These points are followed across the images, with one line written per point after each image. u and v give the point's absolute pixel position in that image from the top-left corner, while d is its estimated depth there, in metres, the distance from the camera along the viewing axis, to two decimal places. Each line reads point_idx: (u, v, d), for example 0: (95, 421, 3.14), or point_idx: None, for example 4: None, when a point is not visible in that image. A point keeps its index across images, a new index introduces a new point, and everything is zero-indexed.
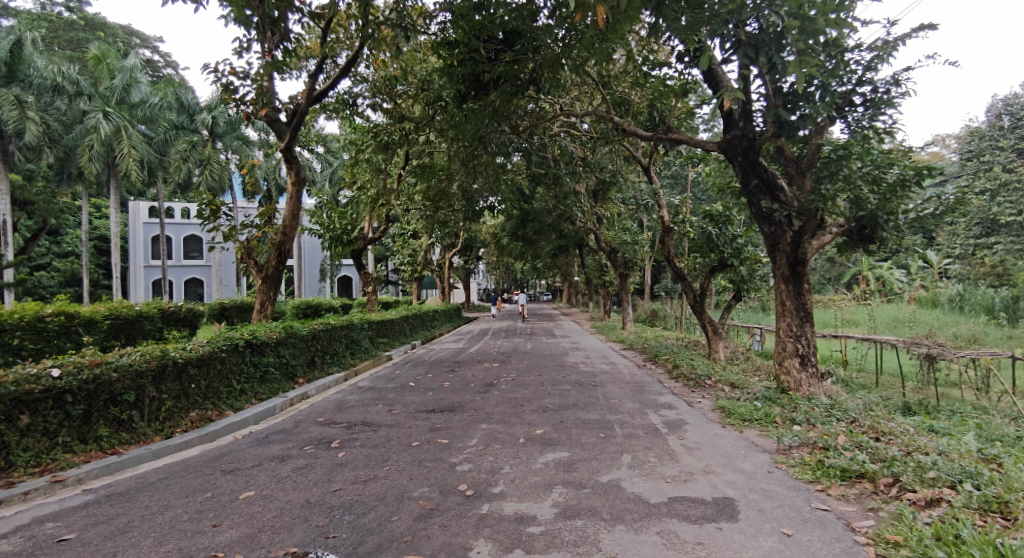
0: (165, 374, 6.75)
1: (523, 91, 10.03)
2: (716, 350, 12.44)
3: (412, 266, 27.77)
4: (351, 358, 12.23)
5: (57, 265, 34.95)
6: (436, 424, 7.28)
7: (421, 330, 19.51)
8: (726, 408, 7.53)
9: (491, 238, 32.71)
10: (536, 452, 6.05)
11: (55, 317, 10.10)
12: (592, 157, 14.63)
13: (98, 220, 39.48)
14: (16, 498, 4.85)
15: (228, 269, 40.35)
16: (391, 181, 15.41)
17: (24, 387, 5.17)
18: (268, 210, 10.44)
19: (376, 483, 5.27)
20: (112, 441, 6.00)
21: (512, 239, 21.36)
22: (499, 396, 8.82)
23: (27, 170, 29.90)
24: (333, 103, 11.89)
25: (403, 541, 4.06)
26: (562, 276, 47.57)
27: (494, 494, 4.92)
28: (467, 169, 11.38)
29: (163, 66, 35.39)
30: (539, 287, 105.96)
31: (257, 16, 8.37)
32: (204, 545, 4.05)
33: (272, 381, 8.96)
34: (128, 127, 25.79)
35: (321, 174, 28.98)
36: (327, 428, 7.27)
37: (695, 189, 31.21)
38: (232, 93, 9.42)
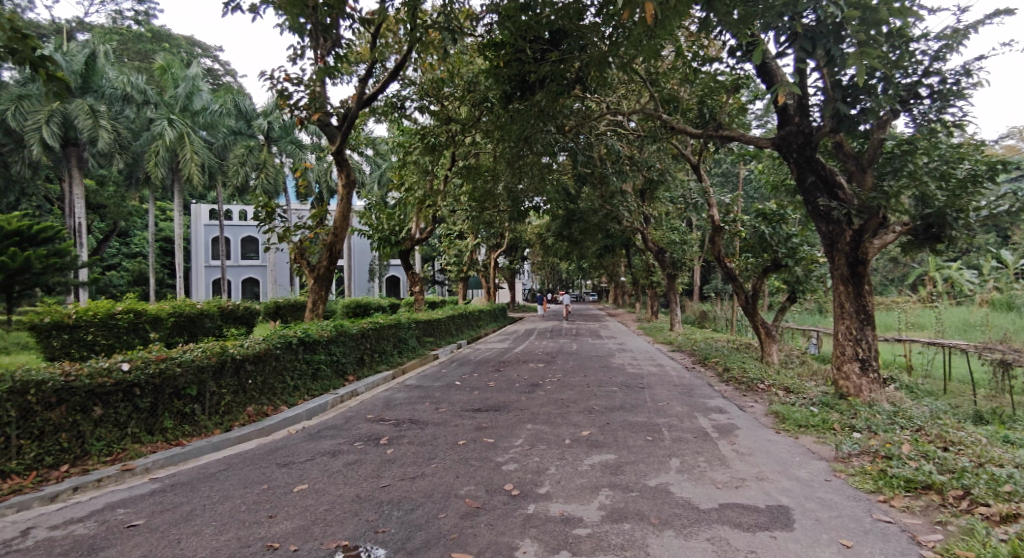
0: (224, 370, 7.06)
1: (569, 90, 10.00)
2: (769, 352, 12.06)
3: (458, 266, 28.13)
4: (399, 357, 12.45)
5: (126, 265, 37.05)
6: (482, 423, 7.34)
7: (467, 330, 19.69)
8: (780, 413, 7.29)
9: (536, 238, 32.79)
10: (582, 453, 6.02)
11: (126, 313, 10.74)
12: (639, 156, 14.46)
13: (163, 223, 41.68)
14: (91, 484, 5.14)
15: (282, 268, 41.85)
16: (438, 182, 15.62)
17: (98, 380, 5.50)
18: (320, 211, 10.72)
19: (423, 480, 5.35)
20: (176, 433, 6.32)
21: (557, 239, 21.37)
22: (545, 396, 8.81)
23: (100, 176, 31.88)
24: (382, 106, 12.13)
25: (450, 539, 4.10)
26: (609, 276, 47.18)
27: (540, 495, 4.93)
28: (512, 170, 11.41)
29: (223, 75, 37.04)
30: (585, 287, 105.09)
31: (310, 23, 8.63)
32: (261, 535, 4.20)
33: (323, 378, 9.20)
34: (191, 133, 27.18)
35: (370, 176, 29.65)
36: (376, 425, 7.42)
37: (747, 187, 30.39)
38: (287, 99, 9.73)
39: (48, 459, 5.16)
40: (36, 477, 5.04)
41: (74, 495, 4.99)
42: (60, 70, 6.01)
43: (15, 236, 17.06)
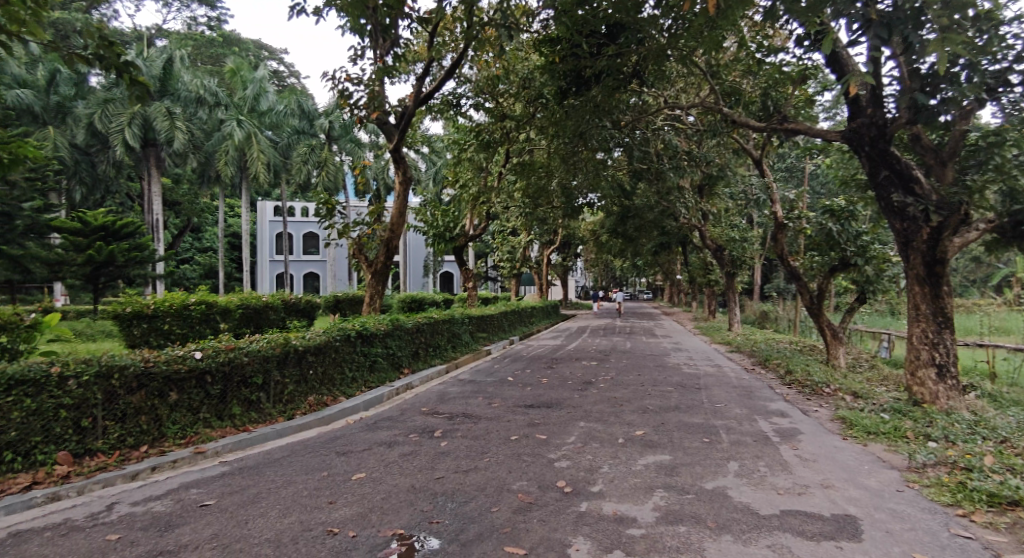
0: (287, 360, 7.38)
1: (626, 85, 9.87)
2: (835, 355, 11.53)
3: (511, 262, 28.34)
4: (452, 351, 12.63)
5: (198, 260, 39.15)
6: (534, 419, 7.36)
7: (520, 326, 19.83)
8: (847, 419, 6.96)
9: (590, 234, 32.65)
10: (636, 453, 5.95)
11: (199, 305, 11.33)
12: (698, 151, 14.14)
13: (232, 219, 43.81)
14: (167, 464, 5.46)
15: (341, 263, 43.23)
16: (492, 178, 15.73)
17: (174, 367, 5.86)
18: (378, 208, 11.00)
19: (476, 473, 5.41)
20: (244, 419, 6.65)
21: (612, 236, 21.19)
22: (598, 394, 8.75)
23: (175, 174, 33.84)
24: (438, 104, 12.33)
25: (503, 532, 4.13)
26: (665, 275, 46.38)
27: (593, 493, 4.90)
28: (567, 166, 11.36)
29: (288, 76, 38.57)
30: (638, 284, 103.36)
31: (370, 24, 8.83)
32: (321, 520, 4.35)
33: (380, 370, 9.44)
34: (258, 133, 28.41)
35: (425, 174, 30.19)
36: (431, 418, 7.57)
37: (814, 182, 29.17)
38: (347, 99, 10.02)
39: (129, 440, 5.51)
40: (120, 456, 5.38)
41: (153, 474, 5.30)
42: (140, 74, 6.37)
43: (101, 230, 18.24)
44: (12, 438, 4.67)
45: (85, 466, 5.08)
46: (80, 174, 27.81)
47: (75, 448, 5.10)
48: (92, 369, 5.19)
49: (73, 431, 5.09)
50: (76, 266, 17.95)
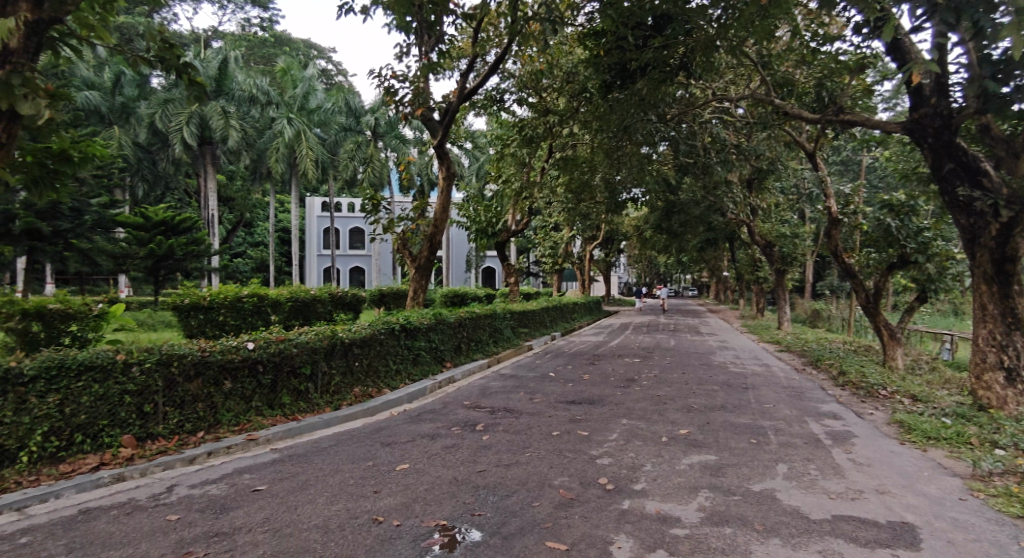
0: (334, 352, 7.57)
1: (673, 77, 9.70)
2: (893, 356, 11.05)
3: (553, 257, 28.31)
4: (494, 346, 12.68)
5: (250, 254, 40.61)
6: (576, 416, 7.33)
7: (562, 321, 19.79)
8: (905, 423, 6.67)
9: (633, 230, 32.30)
10: (680, 452, 5.85)
11: (251, 297, 11.77)
12: (747, 144, 13.77)
13: (282, 215, 45.23)
14: (222, 450, 5.69)
15: (386, 258, 44.04)
16: (535, 174, 15.70)
17: (228, 356, 6.09)
18: (422, 203, 11.14)
19: (518, 468, 5.44)
20: (293, 408, 6.86)
21: (657, 231, 20.89)
22: (641, 391, 8.65)
23: (229, 171, 35.13)
24: (482, 100, 12.40)
25: (545, 527, 4.14)
26: (711, 272, 45.43)
27: (635, 491, 4.85)
28: (610, 160, 11.23)
29: (336, 74, 39.47)
30: (682, 281, 101.50)
31: (416, 21, 8.92)
32: (367, 508, 4.45)
33: (423, 363, 9.58)
34: (307, 131, 29.17)
35: (469, 169, 30.41)
36: (473, 411, 7.64)
37: (872, 175, 27.97)
38: (393, 96, 10.17)
39: (187, 426, 5.76)
40: (179, 440, 5.64)
41: (208, 459, 5.53)
42: (198, 75, 6.64)
43: (163, 225, 19.19)
44: (82, 421, 4.95)
45: (147, 450, 5.35)
46: (142, 171, 29.23)
47: (138, 432, 5.37)
48: (153, 357, 5.45)
49: (136, 416, 5.36)
50: (138, 258, 18.99)
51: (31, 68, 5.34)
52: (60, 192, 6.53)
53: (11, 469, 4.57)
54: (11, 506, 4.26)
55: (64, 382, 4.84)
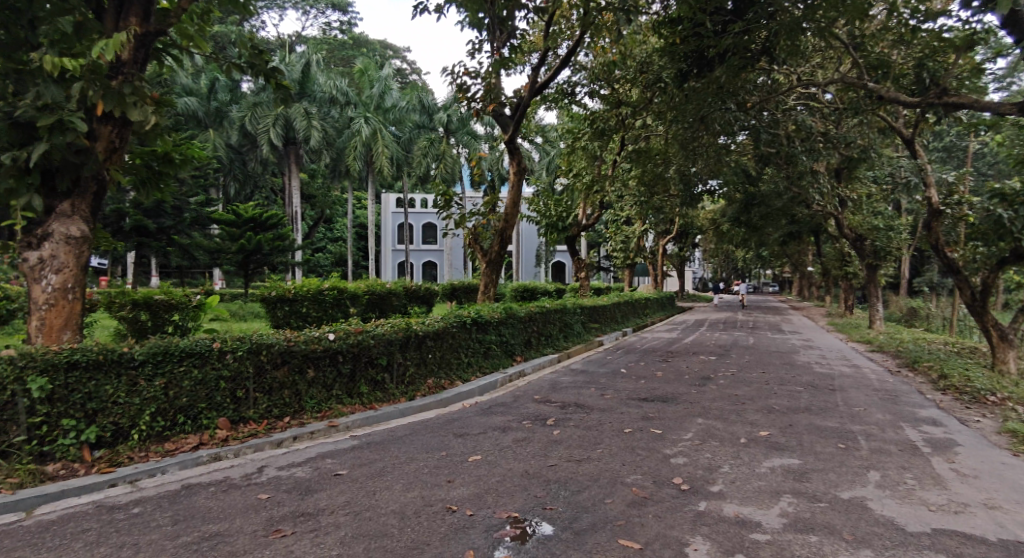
0: (409, 344, 7.79)
1: (754, 63, 9.39)
2: (1004, 360, 10.12)
3: (625, 253, 27.13)
4: (565, 341, 12.65)
5: (330, 249, 42.60)
6: (649, 413, 7.20)
7: (634, 317, 19.52)
8: (1018, 432, 6.10)
9: (710, 223, 31.35)
10: (760, 455, 5.62)
11: (332, 290, 12.32)
12: (836, 131, 13.01)
13: (359, 211, 47.12)
14: (306, 435, 6.00)
15: (457, 253, 44.89)
16: (606, 167, 15.49)
17: (311, 346, 6.41)
18: (493, 198, 11.24)
19: (589, 463, 5.41)
20: (371, 397, 7.12)
21: (735, 224, 20.15)
22: (717, 390, 8.38)
23: (310, 170, 36.93)
24: (553, 93, 12.37)
25: (617, 525, 4.09)
26: (794, 266, 43.29)
27: (712, 493, 4.71)
28: (685, 152, 10.89)
29: (411, 73, 40.45)
30: (761, 277, 97.38)
31: (489, 18, 8.99)
32: (441, 497, 4.56)
33: (494, 356, 9.69)
34: (383, 129, 30.08)
35: (539, 163, 30.42)
36: (544, 406, 7.66)
37: (980, 161, 25.66)
38: (465, 92, 10.31)
39: (275, 411, 6.11)
40: (267, 424, 5.98)
41: (294, 443, 5.85)
42: (284, 79, 7.01)
43: (252, 222, 20.32)
44: (183, 403, 5.36)
45: (240, 432, 5.71)
46: (233, 171, 31.30)
47: (232, 415, 5.75)
48: (245, 345, 5.80)
49: (230, 400, 5.74)
50: (230, 253, 20.01)
51: (140, 78, 5.80)
52: (164, 191, 7.11)
53: (124, 445, 5.00)
54: (124, 479, 4.67)
55: (168, 367, 5.24)
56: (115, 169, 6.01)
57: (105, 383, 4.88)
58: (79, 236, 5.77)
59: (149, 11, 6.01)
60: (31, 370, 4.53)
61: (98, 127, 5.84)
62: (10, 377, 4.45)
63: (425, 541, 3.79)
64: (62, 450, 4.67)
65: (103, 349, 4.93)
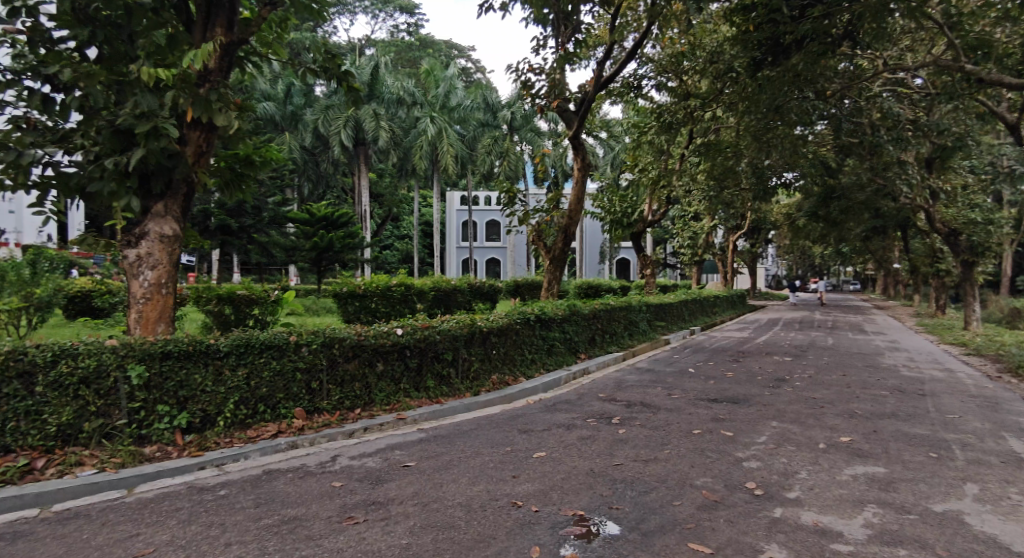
0: (474, 339, 7.88)
1: (836, 49, 8.95)
2: None
3: (693, 249, 27.43)
4: (629, 339, 12.46)
5: (397, 246, 43.81)
6: (719, 414, 6.97)
7: (702, 315, 18.97)
8: None
9: (784, 218, 30.06)
10: (840, 461, 5.33)
11: (399, 286, 12.64)
12: (926, 118, 12.16)
13: (425, 209, 48.18)
14: (376, 427, 6.19)
15: (520, 250, 45.09)
16: (673, 161, 15.11)
17: (380, 341, 6.59)
18: (556, 195, 11.18)
19: (657, 464, 5.29)
20: (437, 391, 7.26)
21: (812, 219, 19.20)
22: (793, 393, 8.00)
23: (378, 170, 38.08)
24: (619, 87, 12.18)
25: (687, 527, 3.98)
26: (879, 264, 40.77)
27: (788, 499, 4.51)
28: (759, 144, 10.50)
29: (476, 72, 40.85)
30: (841, 275, 92.24)
31: (553, 13, 8.99)
32: (507, 492, 4.59)
33: (557, 354, 9.65)
34: (448, 128, 30.61)
35: (604, 159, 30.08)
36: (609, 404, 7.56)
37: None
38: (529, 89, 10.32)
39: (347, 403, 6.33)
40: (340, 415, 6.21)
41: (365, 434, 6.04)
42: (355, 82, 7.25)
43: (324, 220, 20.94)
44: (264, 393, 5.65)
45: (315, 422, 5.95)
46: (307, 172, 32.74)
47: (307, 406, 6.00)
48: (319, 339, 6.04)
49: (306, 391, 5.99)
50: (305, 251, 20.84)
51: (225, 85, 6.15)
52: (245, 192, 7.51)
53: (211, 431, 5.32)
54: (211, 462, 4.97)
55: (250, 358, 5.53)
56: (202, 172, 6.40)
57: (194, 372, 5.21)
58: (171, 234, 6.18)
59: (233, 21, 6.38)
60: (131, 359, 4.89)
61: (189, 132, 6.24)
62: (113, 365, 4.81)
63: (492, 535, 3.82)
64: (158, 433, 5.03)
65: (193, 340, 5.25)
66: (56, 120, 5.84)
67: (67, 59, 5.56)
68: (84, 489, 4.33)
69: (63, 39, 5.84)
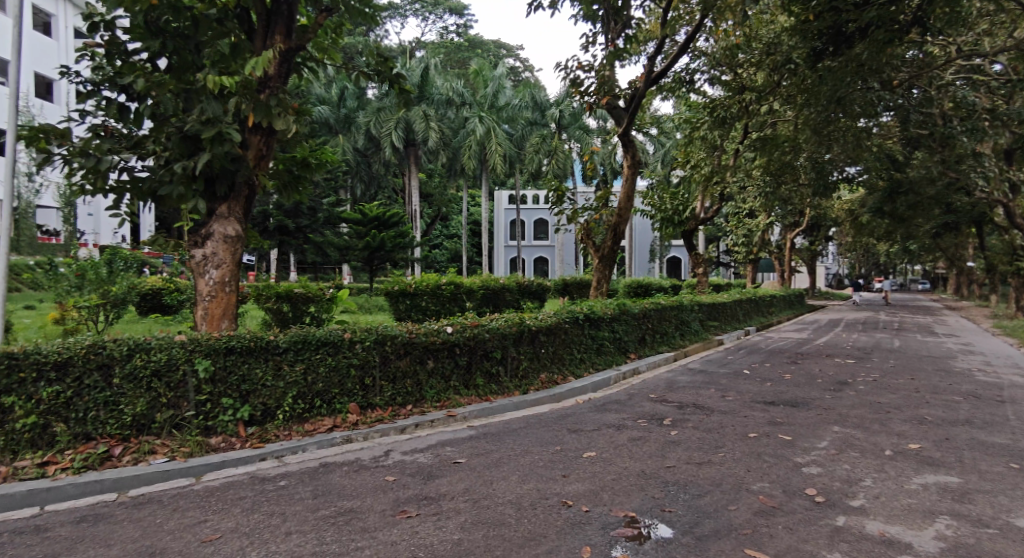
0: (522, 338, 7.89)
1: (903, 36, 8.53)
2: None
3: (748, 246, 26.48)
4: (681, 339, 12.20)
5: (446, 245, 44.39)
6: (777, 418, 6.74)
7: (758, 315, 18.42)
8: None
9: (846, 214, 28.84)
10: (909, 469, 5.06)
11: (449, 285, 12.78)
12: (1003, 106, 11.42)
13: (473, 208, 48.63)
14: (428, 423, 6.28)
15: (568, 249, 44.89)
16: (727, 157, 14.72)
17: (431, 339, 6.68)
18: (605, 193, 11.07)
19: (711, 467, 5.16)
20: (486, 389, 7.31)
21: (876, 215, 18.34)
22: (856, 397, 7.65)
23: (427, 170, 38.67)
24: (670, 82, 11.97)
25: (743, 533, 3.87)
26: (950, 262, 38.56)
27: (852, 507, 4.31)
28: (819, 137, 10.23)
29: (524, 71, 40.87)
30: (907, 274, 87.78)
31: (603, 9, 8.92)
32: (557, 491, 4.58)
33: (606, 354, 9.55)
34: (496, 128, 30.77)
35: (654, 155, 29.60)
36: (660, 405, 7.42)
37: None
38: (578, 86, 10.25)
39: (398, 399, 6.45)
40: (392, 411, 6.34)
41: (416, 430, 6.14)
42: (407, 84, 7.37)
43: (376, 221, 21.37)
44: (320, 388, 5.82)
45: (368, 417, 6.09)
46: (360, 173, 33.58)
47: (361, 401, 6.14)
48: (371, 336, 6.18)
49: (360, 387, 6.14)
50: (357, 250, 21.35)
51: (283, 90, 6.37)
52: (302, 193, 7.75)
53: (272, 424, 5.52)
54: (272, 454, 5.16)
55: (308, 354, 5.72)
56: (262, 175, 6.65)
57: (256, 366, 5.42)
58: (234, 235, 6.44)
59: (291, 28, 6.60)
60: (198, 353, 5.14)
61: (250, 137, 6.49)
62: (183, 359, 5.07)
63: (542, 534, 3.82)
64: (223, 425, 5.25)
65: (254, 336, 5.46)
66: (131, 127, 6.21)
67: (140, 69, 5.89)
68: (157, 476, 4.58)
69: (136, 50, 6.21)
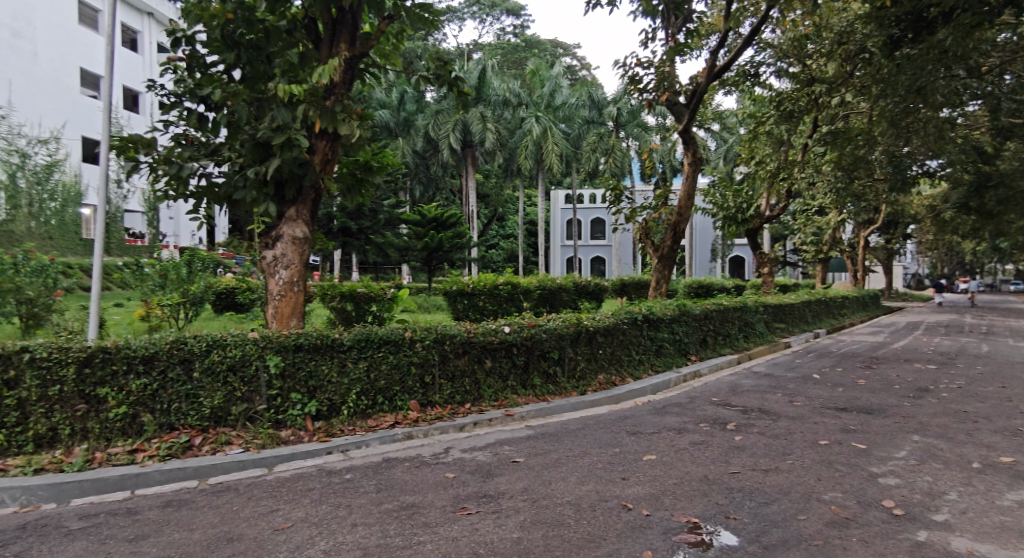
0: (580, 339, 7.84)
1: (993, 20, 7.96)
2: None
3: (817, 245, 25.36)
4: (745, 342, 11.80)
5: (502, 245, 44.70)
6: (851, 425, 6.41)
7: (828, 317, 17.61)
8: None
9: (926, 210, 27.13)
10: (1000, 484, 4.70)
11: (506, 284, 12.85)
12: None
13: (529, 209, 48.74)
14: (487, 422, 6.34)
15: (626, 248, 44.27)
16: (794, 152, 14.14)
17: (488, 338, 6.73)
18: (665, 191, 10.85)
19: (778, 475, 4.97)
20: (543, 389, 7.30)
21: (961, 211, 17.17)
22: (938, 405, 7.18)
23: (484, 171, 39.04)
24: (734, 76, 11.61)
25: (814, 544, 3.70)
26: None
27: (934, 522, 4.05)
28: (895, 130, 9.73)
29: (581, 70, 40.61)
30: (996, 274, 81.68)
31: (663, 4, 8.73)
32: (617, 493, 4.52)
33: (666, 355, 9.37)
34: (553, 127, 30.72)
35: (715, 152, 28.79)
36: (723, 409, 7.20)
37: None
38: (637, 84, 10.10)
39: (457, 398, 6.53)
40: (451, 409, 6.43)
41: (475, 428, 6.21)
42: (465, 87, 7.46)
43: (434, 221, 21.73)
44: (382, 385, 5.96)
45: (428, 414, 6.20)
46: (418, 175, 34.26)
47: (421, 399, 6.26)
48: (431, 335, 6.28)
49: (419, 385, 6.26)
50: (416, 251, 21.80)
51: (347, 96, 6.59)
52: (364, 195, 7.98)
53: (337, 419, 5.71)
54: (338, 448, 5.34)
55: (370, 352, 5.87)
56: (328, 178, 6.88)
57: (322, 363, 5.62)
58: (302, 237, 6.69)
59: (355, 35, 6.83)
60: (269, 350, 5.38)
61: (317, 142, 6.74)
62: (255, 354, 5.32)
63: (602, 535, 3.78)
64: (291, 419, 5.47)
65: (321, 334, 5.66)
66: (209, 136, 6.55)
67: (217, 80, 6.22)
68: (233, 465, 4.82)
69: (213, 63, 6.57)
